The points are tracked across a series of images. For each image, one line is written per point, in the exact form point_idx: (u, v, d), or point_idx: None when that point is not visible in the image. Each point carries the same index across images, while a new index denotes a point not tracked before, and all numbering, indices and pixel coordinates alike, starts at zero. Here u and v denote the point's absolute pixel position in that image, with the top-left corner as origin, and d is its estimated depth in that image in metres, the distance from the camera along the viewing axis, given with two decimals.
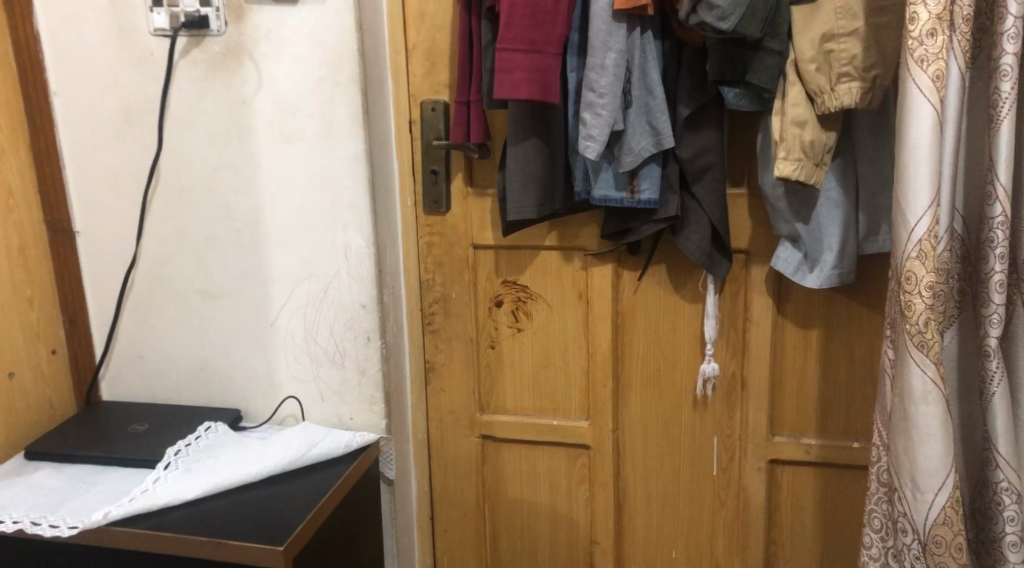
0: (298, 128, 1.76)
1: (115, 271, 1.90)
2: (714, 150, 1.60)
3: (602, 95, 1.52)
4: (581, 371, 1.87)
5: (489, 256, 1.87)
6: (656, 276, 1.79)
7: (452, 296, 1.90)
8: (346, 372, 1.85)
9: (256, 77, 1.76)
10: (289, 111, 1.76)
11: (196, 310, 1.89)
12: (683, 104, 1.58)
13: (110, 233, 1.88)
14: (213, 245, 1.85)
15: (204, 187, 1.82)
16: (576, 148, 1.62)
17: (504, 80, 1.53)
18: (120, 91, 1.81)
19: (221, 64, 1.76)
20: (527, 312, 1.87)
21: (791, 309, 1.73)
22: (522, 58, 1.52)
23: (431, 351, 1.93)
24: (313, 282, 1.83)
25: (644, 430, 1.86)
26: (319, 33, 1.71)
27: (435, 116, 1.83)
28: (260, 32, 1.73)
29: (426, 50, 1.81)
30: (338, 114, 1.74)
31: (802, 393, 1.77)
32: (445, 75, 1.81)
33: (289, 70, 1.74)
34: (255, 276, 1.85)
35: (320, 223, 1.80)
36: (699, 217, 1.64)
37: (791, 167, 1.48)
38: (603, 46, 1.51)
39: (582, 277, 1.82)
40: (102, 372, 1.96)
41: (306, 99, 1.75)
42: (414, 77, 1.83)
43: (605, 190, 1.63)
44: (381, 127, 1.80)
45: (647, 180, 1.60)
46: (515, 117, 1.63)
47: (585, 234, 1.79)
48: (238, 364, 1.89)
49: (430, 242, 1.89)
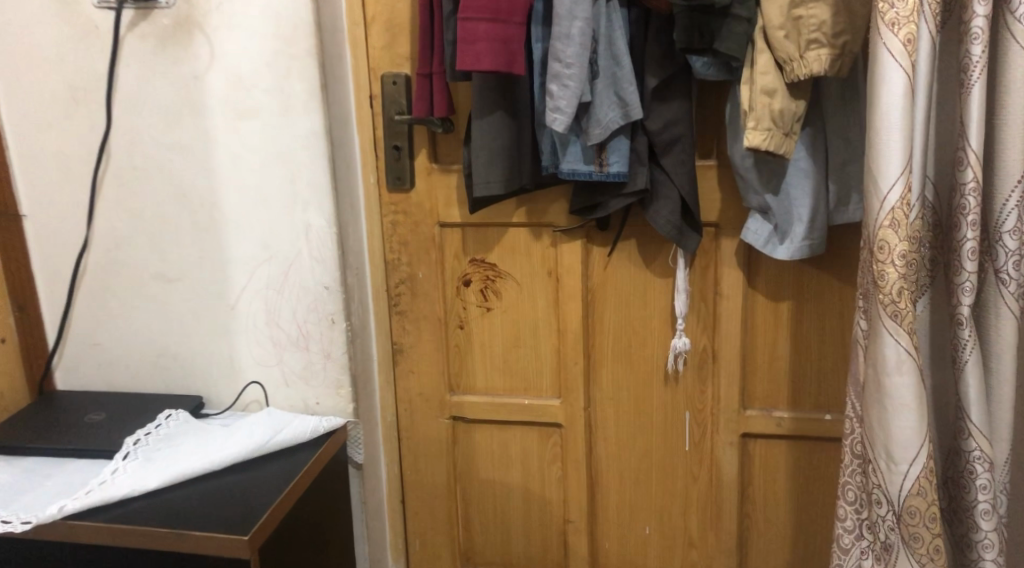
0: (253, 104, 1.71)
1: (67, 256, 1.85)
2: (683, 121, 1.57)
3: (568, 65, 1.48)
4: (552, 349, 1.84)
5: (456, 235, 1.83)
6: (627, 251, 1.76)
7: (419, 275, 1.86)
8: (310, 355, 1.81)
9: (208, 52, 1.70)
10: (244, 88, 1.71)
11: (153, 294, 1.84)
12: (651, 74, 1.54)
13: (62, 217, 1.83)
14: (169, 226, 1.80)
15: (159, 167, 1.78)
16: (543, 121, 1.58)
17: (467, 52, 1.49)
18: (67, 68, 1.75)
19: (171, 38, 1.71)
20: (496, 290, 1.84)
21: (762, 282, 1.71)
22: (486, 28, 1.48)
23: (398, 332, 1.89)
24: (273, 265, 1.78)
25: (616, 408, 1.84)
26: (274, 5, 1.66)
27: (396, 90, 1.77)
28: (211, 4, 1.68)
29: (384, 22, 1.76)
30: (295, 90, 1.69)
31: (774, 366, 1.75)
32: (406, 47, 1.76)
33: (242, 45, 1.69)
34: (213, 257, 1.80)
35: (278, 203, 1.75)
36: (670, 190, 1.61)
37: (761, 137, 1.45)
38: (569, 15, 1.47)
39: (551, 253, 1.79)
40: (57, 360, 1.92)
41: (261, 74, 1.70)
42: (374, 50, 1.77)
43: (573, 163, 1.59)
44: (341, 103, 1.75)
45: (616, 153, 1.57)
46: (480, 89, 1.59)
47: (553, 211, 1.76)
48: (198, 349, 1.85)
49: (395, 220, 1.84)
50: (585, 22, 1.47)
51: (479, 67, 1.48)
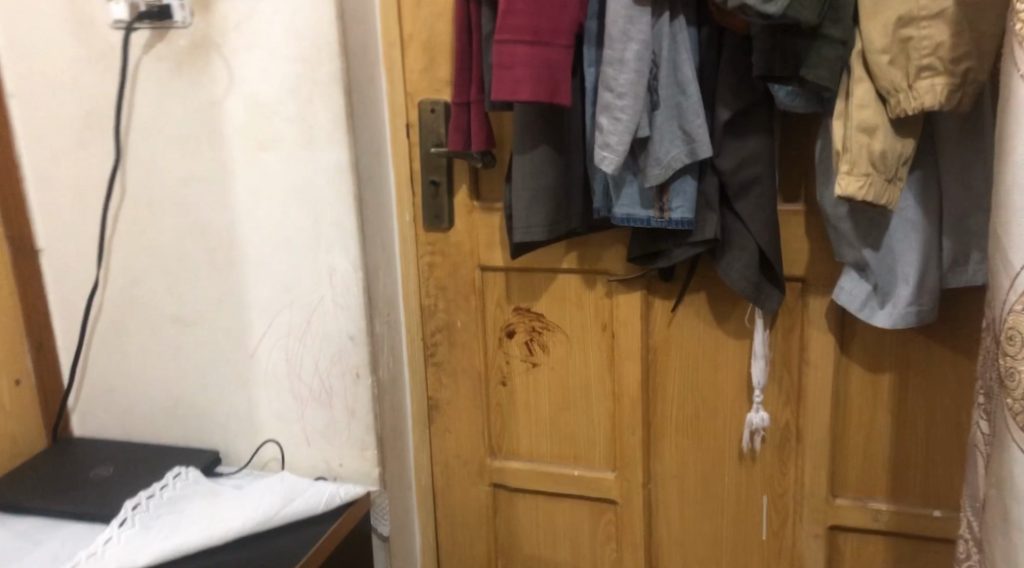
0: (274, 134, 1.53)
1: (83, 293, 1.71)
2: (762, 160, 1.31)
3: (621, 95, 1.24)
4: (607, 414, 1.60)
5: (499, 280, 1.62)
6: (694, 307, 1.50)
7: (457, 324, 1.65)
8: (333, 412, 1.61)
9: (227, 76, 1.53)
10: (264, 116, 1.52)
11: (170, 338, 1.68)
12: (724, 104, 1.28)
13: (76, 252, 1.69)
14: (185, 265, 1.63)
15: (174, 200, 1.61)
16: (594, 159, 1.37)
17: (502, 78, 1.27)
18: (82, 91, 1.60)
19: (188, 60, 1.54)
20: (543, 344, 1.61)
21: (857, 350, 1.43)
22: (525, 52, 1.26)
23: (434, 386, 1.69)
24: (295, 312, 1.59)
25: (681, 485, 1.58)
26: (296, 24, 1.47)
27: (435, 119, 1.57)
28: (230, 23, 1.50)
29: (423, 42, 1.55)
30: (318, 118, 1.50)
31: (870, 448, 1.47)
32: (447, 71, 1.55)
33: (263, 68, 1.50)
34: (231, 301, 1.62)
35: (300, 244, 1.56)
36: (745, 240, 1.35)
37: (857, 185, 1.18)
38: (622, 37, 1.23)
39: (606, 305, 1.55)
40: (74, 402, 1.77)
41: (282, 101, 1.51)
42: (411, 74, 1.57)
43: (629, 207, 1.36)
44: (371, 132, 1.55)
45: (679, 197, 1.33)
46: (521, 124, 1.40)
47: (608, 257, 1.52)
48: (216, 400, 1.68)
49: (432, 262, 1.64)
50: (642, 45, 1.22)
51: (516, 97, 1.27)
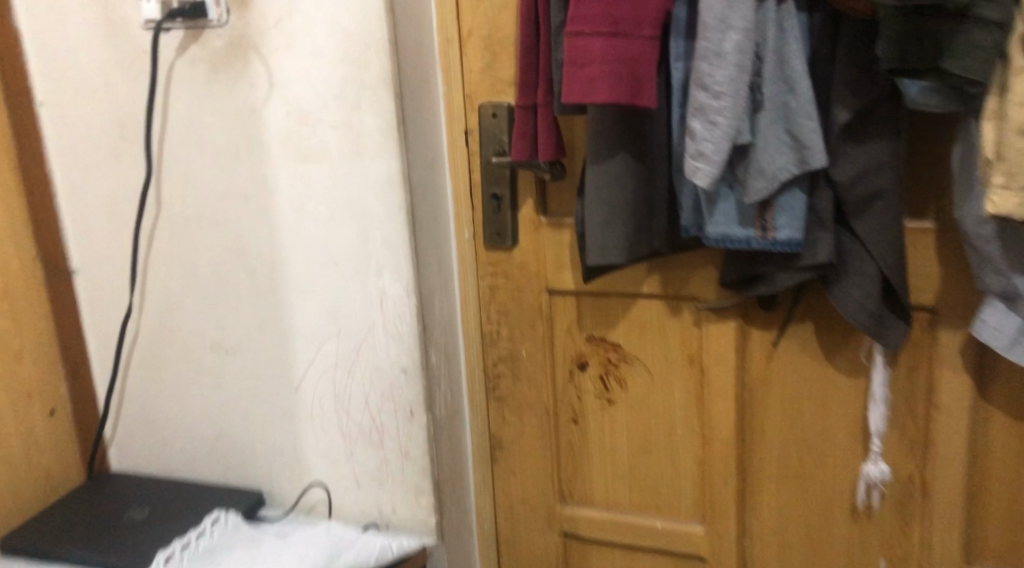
0: (318, 144, 1.36)
1: (116, 318, 1.56)
2: (888, 170, 1.09)
3: (718, 94, 1.04)
4: (695, 459, 1.40)
5: (569, 306, 1.43)
6: (800, 340, 1.28)
7: (522, 354, 1.47)
8: (385, 453, 1.44)
9: (267, 79, 1.36)
10: (308, 124, 1.36)
11: (210, 368, 1.53)
12: (842, 103, 1.07)
13: (109, 272, 1.54)
14: (225, 287, 1.48)
15: (213, 217, 1.45)
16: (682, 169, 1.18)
17: (576, 76, 1.09)
18: (112, 99, 1.45)
19: (225, 63, 1.38)
20: (620, 378, 1.41)
21: (1000, 394, 1.20)
22: (602, 46, 1.08)
23: (497, 423, 1.51)
24: (343, 341, 1.42)
25: (781, 543, 1.37)
26: (341, 20, 1.30)
27: (497, 124, 1.39)
28: (270, 21, 1.33)
29: (484, 37, 1.37)
30: (367, 125, 1.33)
31: (1014, 510, 1.23)
32: (511, 70, 1.37)
33: (306, 70, 1.34)
34: (273, 328, 1.46)
35: (347, 265, 1.39)
36: (865, 264, 1.14)
37: (1014, 202, 0.96)
38: (719, 26, 1.03)
39: (693, 335, 1.35)
40: (109, 434, 1.63)
41: (326, 106, 1.34)
42: (471, 73, 1.39)
43: (724, 226, 1.16)
44: (426, 140, 1.37)
45: (785, 214, 1.12)
46: (596, 130, 1.21)
47: (696, 280, 1.32)
48: (259, 436, 1.52)
49: (494, 285, 1.46)
50: (743, 35, 1.02)
51: (590, 98, 1.08)
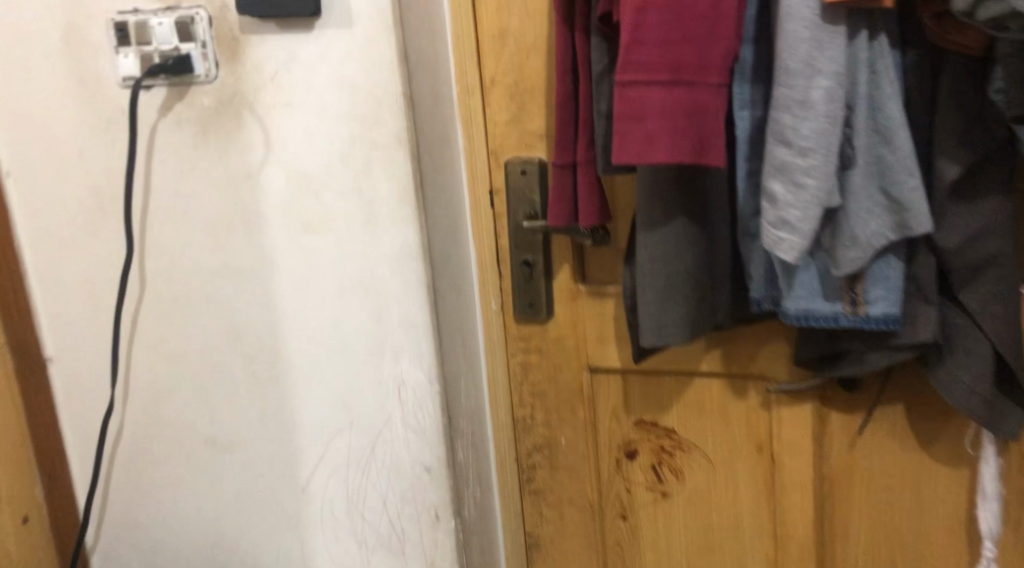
0: (324, 213, 1.19)
1: (94, 413, 1.34)
2: (1001, 232, 0.93)
3: (805, 152, 0.87)
4: (765, 560, 1.22)
5: (614, 386, 1.25)
6: (889, 425, 1.11)
7: (561, 442, 1.29)
8: (408, 562, 1.26)
9: (264, 141, 1.19)
10: (312, 190, 1.19)
11: (204, 468, 1.33)
12: (947, 157, 0.90)
13: (94, 357, 1.32)
14: (221, 376, 1.30)
15: (206, 297, 1.27)
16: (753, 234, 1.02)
17: (631, 133, 0.92)
18: (86, 168, 1.26)
19: (215, 123, 1.21)
20: (676, 469, 1.24)
21: None
22: (661, 97, 0.91)
23: (534, 519, 1.34)
24: (357, 434, 1.25)
25: None
26: (348, 72, 1.13)
27: (527, 182, 1.22)
28: (266, 75, 1.17)
29: (510, 85, 1.21)
30: (381, 190, 1.16)
31: None
32: (542, 121, 1.20)
33: (308, 130, 1.17)
34: (277, 421, 1.28)
35: (360, 350, 1.21)
36: (976, 341, 0.96)
37: None
38: (805, 70, 0.86)
39: (762, 419, 1.18)
40: (92, 543, 1.39)
41: (333, 169, 1.17)
42: (495, 126, 1.23)
43: (805, 300, 0.98)
44: (447, 203, 1.20)
45: (878, 285, 0.95)
46: (647, 194, 1.04)
47: (762, 359, 1.15)
48: (263, 543, 1.33)
49: (526, 364, 1.28)
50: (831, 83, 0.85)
51: (648, 160, 0.92)
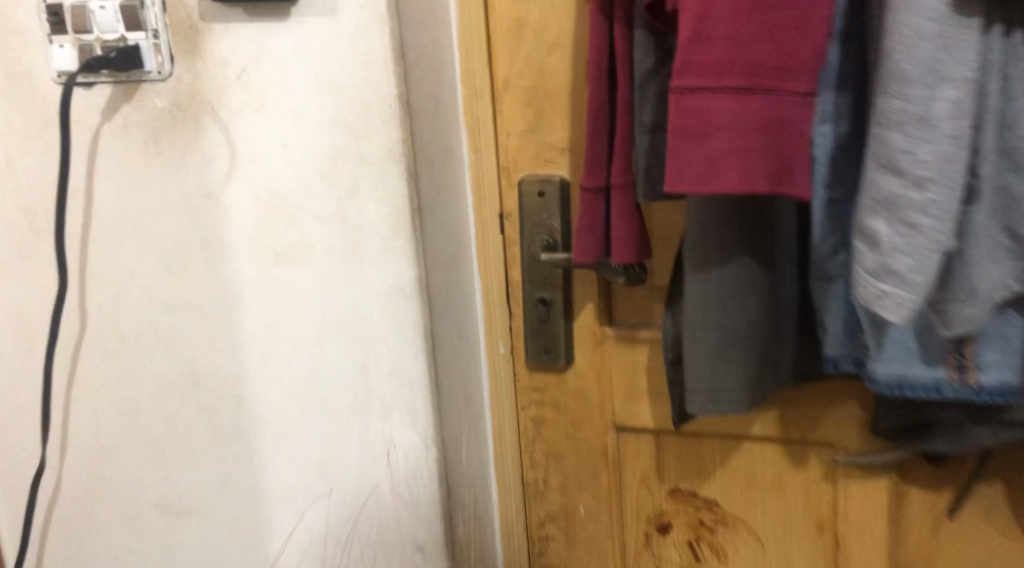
0: (300, 239, 0.98)
1: (22, 471, 1.11)
2: None
3: (921, 183, 0.67)
4: None
5: (645, 448, 1.05)
6: (984, 509, 0.92)
7: (580, 512, 1.09)
8: None
9: (229, 151, 0.99)
10: (285, 212, 0.98)
11: (155, 540, 1.11)
12: None
13: (22, 405, 1.09)
14: (175, 430, 1.08)
15: (158, 337, 1.06)
16: (828, 277, 0.83)
17: (690, 153, 0.73)
18: (14, 179, 1.04)
19: (170, 129, 1.00)
20: (717, 548, 1.04)
21: None
22: (730, 108, 0.72)
23: None
24: (337, 504, 1.04)
25: None
26: (330, 70, 0.94)
27: (544, 205, 1.02)
28: (231, 73, 0.96)
29: (526, 89, 1.01)
30: (368, 214, 0.96)
31: None
32: (563, 132, 1.01)
33: (281, 139, 0.96)
34: (242, 485, 1.07)
35: (342, 405, 1.01)
36: None
37: None
38: (926, 77, 0.66)
39: (826, 495, 0.98)
40: None
41: (312, 187, 0.97)
42: (508, 137, 1.03)
43: (899, 364, 0.79)
44: (449, 230, 1.00)
45: (993, 347, 0.76)
46: (701, 231, 0.83)
47: (831, 422, 0.95)
48: None
49: (539, 419, 1.08)
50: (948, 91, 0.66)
51: (710, 188, 0.73)
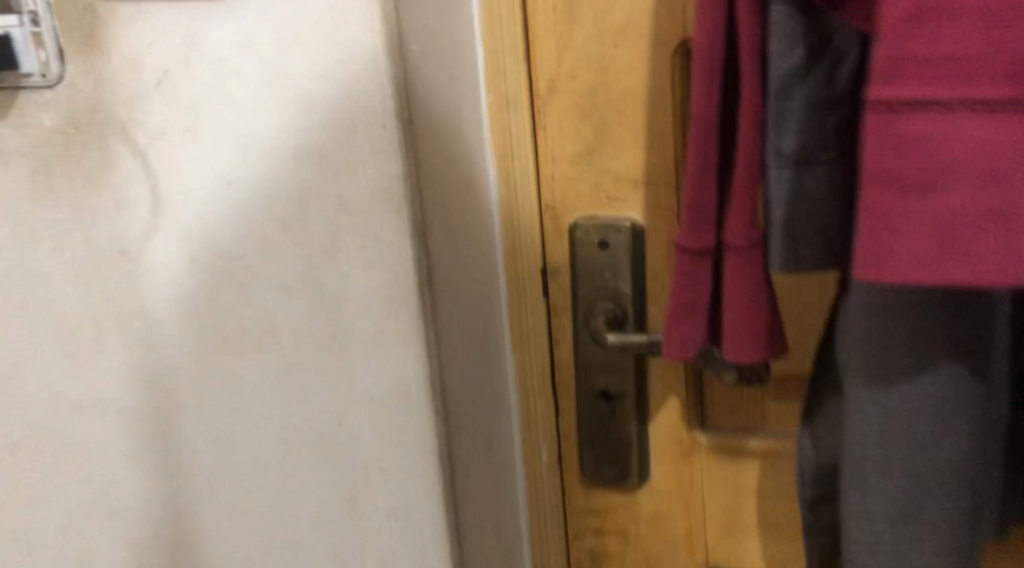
0: (259, 320, 0.67)
1: None
2: None
3: None
4: None
5: None
6: None
7: None
8: None
9: (150, 193, 0.67)
10: (235, 278, 0.67)
11: None
12: None
13: None
14: None
15: (64, 449, 0.75)
16: None
17: (903, 213, 0.44)
18: None
19: (64, 158, 0.67)
20: None
21: None
22: (980, 140, 0.42)
23: None
24: None
25: None
26: (292, 71, 0.61)
27: (607, 262, 0.71)
28: (147, 78, 0.64)
29: (582, 94, 0.69)
30: (354, 286, 0.64)
31: None
32: (636, 157, 0.69)
33: (226, 175, 0.64)
34: None
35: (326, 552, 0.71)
36: None
37: None
38: None
39: None
40: None
41: (272, 245, 0.65)
42: (555, 164, 0.72)
43: None
44: (471, 300, 0.69)
45: None
46: (882, 328, 0.53)
47: None
48: None
49: (600, 550, 0.79)
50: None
51: (932, 275, 0.43)
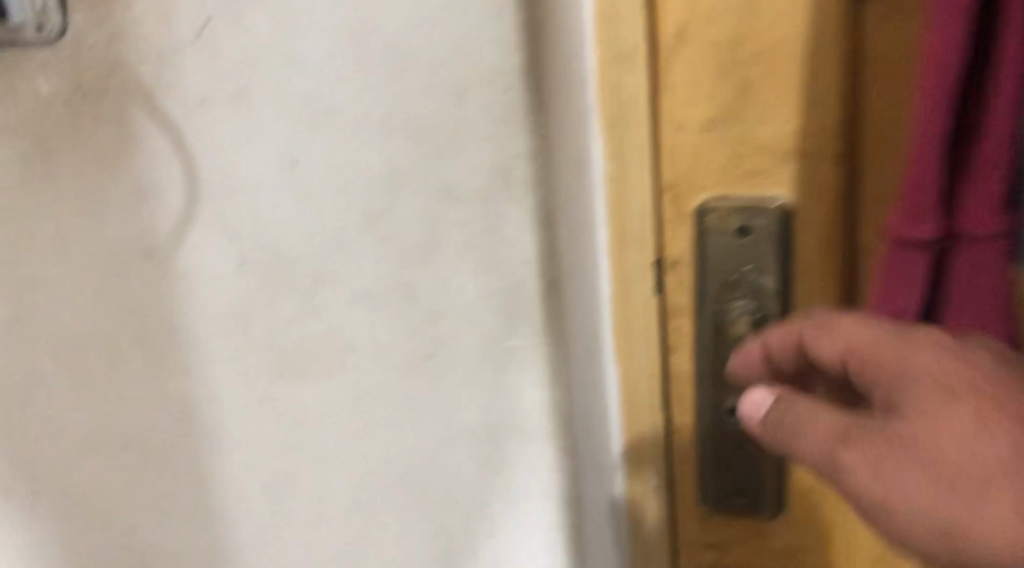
0: (330, 336, 0.53)
1: None
2: None
3: None
4: None
5: None
6: None
7: None
8: None
9: (186, 178, 0.52)
10: (296, 283, 0.53)
11: None
12: None
13: None
14: None
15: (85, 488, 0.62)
16: None
17: None
18: None
19: (73, 135, 0.53)
20: None
21: None
22: None
23: None
24: None
25: None
26: (383, 19, 0.47)
27: (745, 252, 0.58)
28: (186, 30, 0.49)
29: (721, 47, 0.56)
30: (460, 293, 0.51)
31: None
32: (789, 125, 0.56)
33: (289, 154, 0.50)
34: None
35: None
36: None
37: None
38: None
39: None
40: None
41: (351, 243, 0.51)
42: (679, 133, 0.58)
43: None
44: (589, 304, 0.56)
45: None
46: None
47: None
48: None
49: None
50: (811, 418, 0.42)
51: None
